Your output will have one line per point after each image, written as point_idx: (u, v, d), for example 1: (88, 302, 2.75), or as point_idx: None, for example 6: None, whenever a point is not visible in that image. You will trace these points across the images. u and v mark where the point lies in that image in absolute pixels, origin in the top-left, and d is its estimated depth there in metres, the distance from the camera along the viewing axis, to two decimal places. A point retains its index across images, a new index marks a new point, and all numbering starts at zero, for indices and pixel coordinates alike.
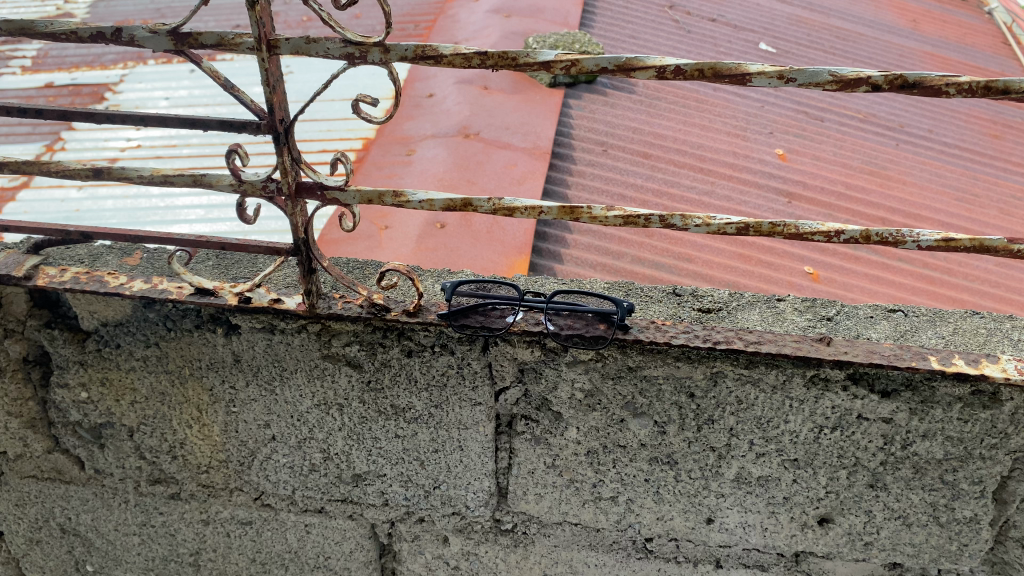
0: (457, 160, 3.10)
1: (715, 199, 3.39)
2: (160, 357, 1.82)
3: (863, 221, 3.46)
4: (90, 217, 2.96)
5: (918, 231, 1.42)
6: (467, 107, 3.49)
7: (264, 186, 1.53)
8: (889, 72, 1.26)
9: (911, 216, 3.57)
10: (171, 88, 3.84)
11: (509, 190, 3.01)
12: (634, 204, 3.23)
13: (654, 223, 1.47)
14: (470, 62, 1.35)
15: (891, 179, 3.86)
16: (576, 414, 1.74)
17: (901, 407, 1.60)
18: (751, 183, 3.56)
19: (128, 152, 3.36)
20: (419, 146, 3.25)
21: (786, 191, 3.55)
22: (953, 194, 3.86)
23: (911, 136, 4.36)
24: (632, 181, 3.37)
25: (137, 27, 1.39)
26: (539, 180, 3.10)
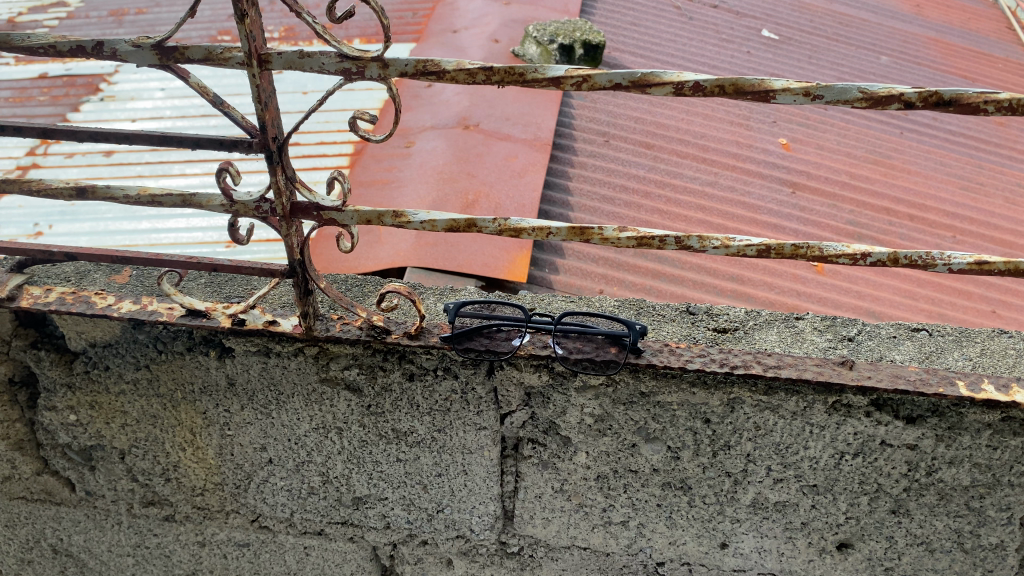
0: (457, 153, 3.00)
1: (718, 189, 3.30)
2: (151, 380, 1.75)
3: (868, 211, 3.35)
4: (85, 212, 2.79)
5: (949, 254, 1.35)
6: (467, 98, 3.39)
7: (257, 206, 1.46)
8: (923, 89, 1.18)
9: (914, 206, 3.46)
10: (167, 79, 3.74)
11: (510, 182, 2.91)
12: (635, 194, 3.16)
13: (670, 244, 1.39)
14: (474, 78, 1.26)
15: (895, 168, 3.76)
16: (585, 438, 1.67)
17: (927, 433, 1.53)
18: (754, 173, 3.46)
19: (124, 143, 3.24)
20: (418, 137, 3.15)
21: (789, 181, 3.45)
22: (958, 183, 3.76)
23: (915, 124, 4.27)
24: (633, 172, 3.30)
25: (120, 41, 1.30)
26: (540, 173, 3.00)
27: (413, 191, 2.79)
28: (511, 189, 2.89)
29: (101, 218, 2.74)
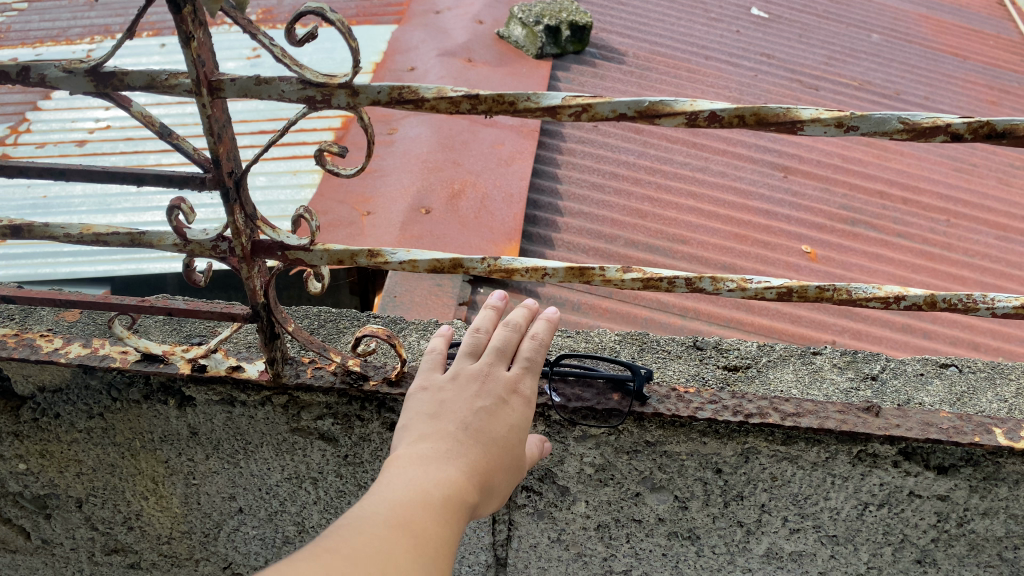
0: (443, 138, 2.85)
1: (709, 174, 3.14)
2: (106, 429, 1.59)
3: (861, 195, 3.19)
4: (58, 204, 2.77)
5: (992, 297, 1.21)
6: (451, 81, 3.21)
7: (214, 246, 1.29)
8: (973, 119, 1.03)
9: (910, 189, 3.29)
10: (141, 64, 3.54)
11: (497, 172, 2.73)
12: (625, 181, 3.01)
13: (680, 287, 1.24)
14: (458, 107, 1.10)
15: (889, 150, 3.56)
16: (585, 488, 1.53)
17: (960, 484, 1.39)
18: (745, 157, 3.28)
19: (97, 134, 3.08)
20: (401, 124, 2.97)
21: (781, 165, 3.28)
22: (953, 164, 3.57)
23: (908, 103, 4.10)
24: (624, 158, 3.13)
25: (48, 66, 1.13)
26: (529, 160, 2.81)
27: (396, 178, 2.64)
28: (498, 178, 2.71)
29: (74, 211, 2.72)
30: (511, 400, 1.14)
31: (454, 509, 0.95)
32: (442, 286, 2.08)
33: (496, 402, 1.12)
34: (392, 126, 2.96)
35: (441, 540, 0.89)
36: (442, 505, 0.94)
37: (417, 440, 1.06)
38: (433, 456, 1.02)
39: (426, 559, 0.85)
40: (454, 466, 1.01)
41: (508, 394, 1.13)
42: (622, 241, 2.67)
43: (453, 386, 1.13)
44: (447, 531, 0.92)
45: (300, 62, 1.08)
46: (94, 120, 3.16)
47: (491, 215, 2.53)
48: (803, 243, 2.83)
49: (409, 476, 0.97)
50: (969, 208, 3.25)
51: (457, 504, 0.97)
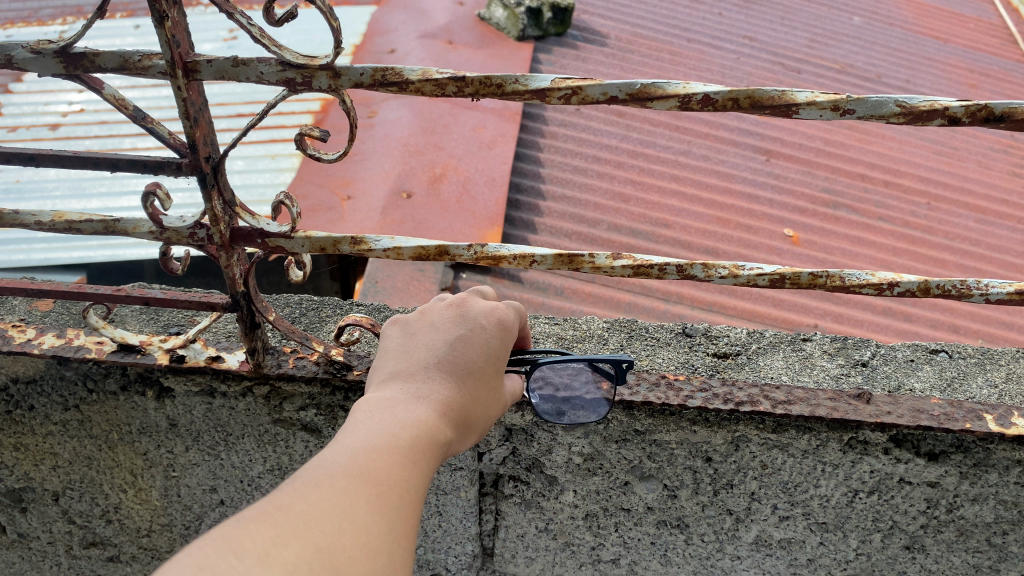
0: (423, 123, 2.80)
1: (691, 158, 3.11)
2: (82, 421, 1.55)
3: (842, 177, 3.18)
4: (32, 188, 2.72)
5: (986, 283, 1.19)
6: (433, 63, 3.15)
7: (191, 234, 1.25)
8: (971, 102, 1.00)
9: (891, 173, 3.28)
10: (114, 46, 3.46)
11: (479, 155, 2.69)
12: (607, 164, 2.98)
13: (671, 273, 1.21)
14: (443, 90, 1.07)
15: (870, 133, 3.55)
16: (573, 478, 1.51)
17: (951, 470, 1.38)
18: (728, 140, 3.26)
19: (70, 117, 3.01)
20: (380, 106, 2.92)
21: (763, 148, 3.26)
22: (934, 148, 3.56)
23: (889, 86, 4.09)
24: (605, 142, 3.10)
25: (15, 46, 1.08)
26: (510, 144, 2.78)
27: (377, 163, 2.59)
28: (480, 162, 2.67)
29: (49, 196, 2.66)
30: (482, 334, 1.08)
31: (425, 452, 0.90)
32: (424, 272, 2.07)
33: (464, 339, 1.06)
34: (371, 109, 2.89)
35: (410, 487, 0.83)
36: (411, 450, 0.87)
37: (382, 388, 1.00)
38: (397, 400, 0.96)
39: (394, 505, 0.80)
40: (423, 407, 0.96)
41: (482, 323, 1.09)
42: (605, 225, 2.65)
43: (425, 325, 1.10)
44: (416, 475, 0.85)
45: (279, 43, 1.04)
46: (67, 103, 3.09)
47: (472, 200, 2.49)
48: (786, 227, 2.81)
49: (373, 421, 0.91)
50: (952, 192, 3.24)
51: (428, 445, 0.91)
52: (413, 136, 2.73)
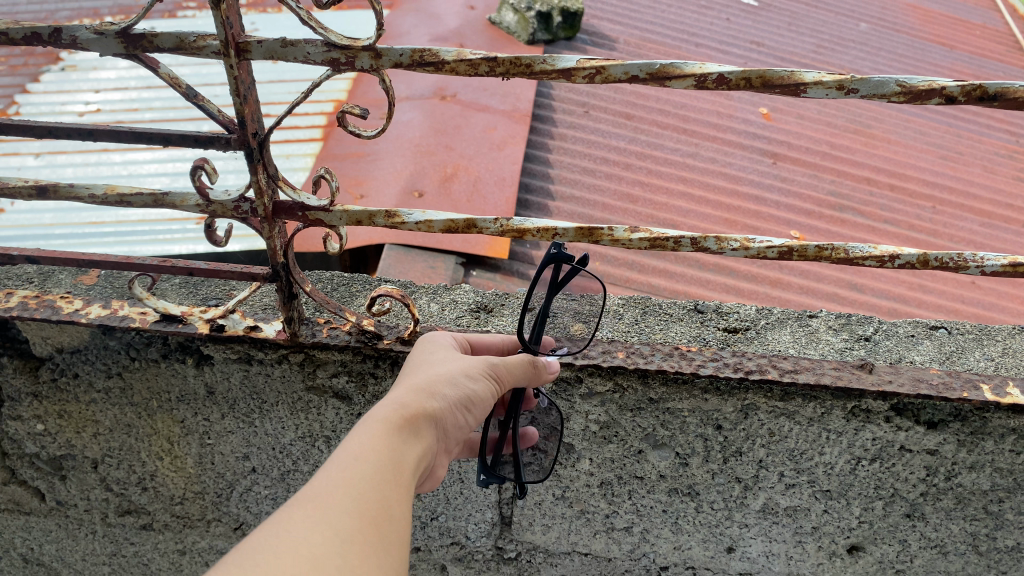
0: (435, 124, 2.84)
1: (700, 161, 3.18)
2: (124, 389, 1.64)
3: (847, 181, 3.25)
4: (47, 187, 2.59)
5: (982, 256, 1.27)
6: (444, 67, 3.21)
7: (236, 207, 1.33)
8: (966, 82, 1.08)
9: (897, 177, 3.34)
10: None
11: (490, 156, 2.73)
12: (616, 165, 3.05)
13: (685, 246, 1.30)
14: (476, 70, 1.16)
15: (876, 138, 3.62)
16: (590, 445, 1.59)
17: (949, 438, 1.46)
18: (735, 144, 3.34)
19: (87, 116, 2.99)
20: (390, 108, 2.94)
21: (770, 152, 3.34)
22: (939, 153, 3.63)
23: None
24: (614, 144, 3.18)
25: (79, 27, 1.16)
26: (521, 145, 2.82)
27: (391, 163, 2.62)
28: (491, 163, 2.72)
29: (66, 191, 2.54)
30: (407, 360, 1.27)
31: (368, 434, 0.98)
32: (435, 268, 2.04)
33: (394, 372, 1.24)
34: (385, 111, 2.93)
35: (348, 486, 0.89)
36: (348, 452, 0.94)
37: None
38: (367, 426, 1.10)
39: (330, 506, 0.85)
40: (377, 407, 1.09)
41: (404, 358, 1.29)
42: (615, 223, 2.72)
43: None
44: (357, 474, 0.91)
45: (326, 25, 1.13)
46: (83, 103, 3.08)
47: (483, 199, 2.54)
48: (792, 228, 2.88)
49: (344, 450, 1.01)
50: (957, 195, 3.30)
51: (371, 424, 1.00)
52: (424, 137, 2.77)
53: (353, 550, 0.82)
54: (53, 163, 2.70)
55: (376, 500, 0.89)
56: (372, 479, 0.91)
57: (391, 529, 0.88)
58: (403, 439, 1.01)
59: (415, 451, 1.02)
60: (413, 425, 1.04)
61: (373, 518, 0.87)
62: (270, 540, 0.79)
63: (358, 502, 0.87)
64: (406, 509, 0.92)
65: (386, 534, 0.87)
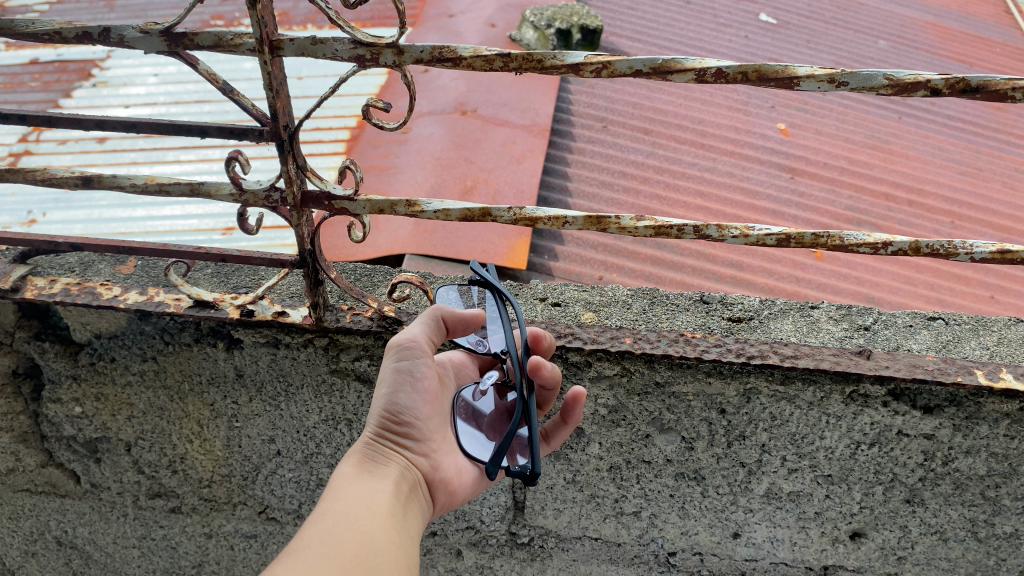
0: (455, 137, 2.87)
1: (718, 175, 3.19)
2: (158, 371, 1.73)
3: (866, 196, 3.24)
4: (79, 198, 2.67)
5: (971, 243, 1.34)
6: (464, 83, 3.26)
7: (267, 196, 1.42)
8: (950, 75, 1.16)
9: (915, 192, 3.36)
10: (160, 64, 3.59)
11: (509, 169, 2.77)
12: (633, 179, 3.07)
13: (688, 234, 1.38)
14: (491, 65, 1.24)
15: (894, 153, 3.65)
16: (599, 429, 1.66)
17: (945, 423, 1.52)
18: (753, 158, 3.36)
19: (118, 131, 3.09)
20: (414, 123, 3.01)
21: (788, 167, 3.35)
22: (957, 168, 3.66)
23: (916, 108, 4.18)
24: (632, 159, 3.20)
25: (126, 27, 1.27)
26: (540, 159, 2.87)
27: (411, 177, 2.66)
28: (510, 176, 2.75)
29: (96, 206, 2.61)
30: None
31: (333, 489, 1.07)
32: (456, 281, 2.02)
33: None
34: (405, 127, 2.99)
35: (325, 535, 0.95)
36: (322, 507, 1.02)
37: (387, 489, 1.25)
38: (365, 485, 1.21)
39: (309, 552, 0.92)
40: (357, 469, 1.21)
41: None
42: None
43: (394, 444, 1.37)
44: (333, 522, 0.98)
45: (352, 24, 1.22)
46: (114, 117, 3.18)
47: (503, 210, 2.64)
48: None
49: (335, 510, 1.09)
50: (974, 210, 3.33)
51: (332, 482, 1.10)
52: (445, 151, 2.79)
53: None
54: None
55: (351, 541, 0.96)
56: (346, 523, 0.99)
57: (372, 563, 0.96)
58: (359, 479, 1.11)
59: (375, 480, 1.11)
60: (363, 462, 1.14)
61: (352, 556, 0.94)
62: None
63: (338, 545, 0.94)
64: (381, 539, 1.00)
65: (367, 565, 0.94)
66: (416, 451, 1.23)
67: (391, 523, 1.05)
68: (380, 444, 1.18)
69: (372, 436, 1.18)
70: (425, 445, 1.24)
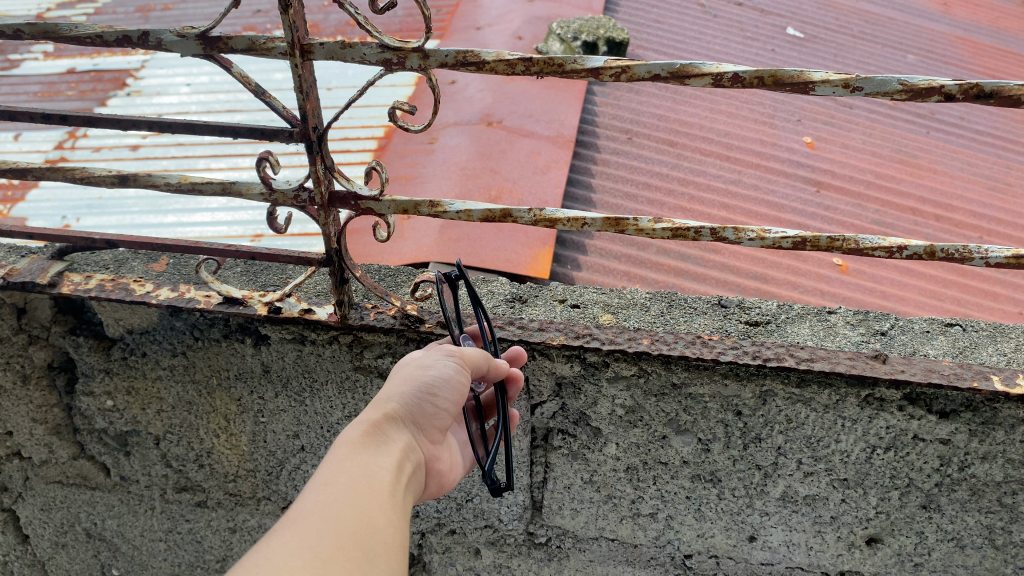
0: (480, 148, 2.91)
1: (742, 187, 3.20)
2: (188, 366, 1.79)
3: (893, 211, 3.24)
4: (112, 205, 2.75)
5: (987, 248, 1.35)
6: (489, 94, 3.31)
7: (296, 195, 1.47)
8: (964, 81, 1.18)
9: (942, 206, 3.34)
10: (192, 74, 3.66)
11: (533, 179, 2.81)
12: (657, 192, 3.06)
13: (705, 236, 1.40)
14: (513, 69, 1.29)
15: (922, 167, 3.64)
16: (616, 430, 1.69)
17: (961, 428, 1.53)
18: (779, 172, 3.37)
19: (149, 139, 3.16)
20: (440, 133, 3.06)
21: (814, 180, 3.35)
22: (986, 184, 3.64)
23: (945, 123, 4.16)
24: (657, 170, 3.20)
25: (164, 31, 1.32)
26: (564, 170, 2.90)
27: (435, 186, 2.70)
28: (533, 185, 2.79)
29: (127, 211, 2.69)
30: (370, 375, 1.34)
31: (337, 456, 1.05)
32: None
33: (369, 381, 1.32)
34: (431, 137, 3.04)
35: (323, 510, 0.93)
36: (321, 479, 0.99)
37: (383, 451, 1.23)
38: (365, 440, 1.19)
39: (306, 529, 0.89)
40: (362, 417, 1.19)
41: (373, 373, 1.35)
42: None
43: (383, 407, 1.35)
44: (331, 497, 0.95)
45: (380, 28, 1.27)
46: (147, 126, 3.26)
47: None
48: None
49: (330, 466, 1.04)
50: (1003, 225, 3.31)
51: (338, 446, 1.08)
52: (470, 160, 2.84)
53: (335, 567, 0.86)
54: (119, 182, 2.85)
55: (350, 517, 0.94)
56: (346, 498, 0.96)
57: (370, 542, 0.93)
58: (369, 450, 1.09)
59: (385, 456, 1.10)
60: (379, 432, 1.13)
61: (351, 535, 0.91)
62: (251, 565, 0.83)
63: (336, 523, 0.92)
64: (380, 516, 0.97)
65: (365, 548, 0.91)
66: (424, 437, 1.23)
67: (391, 501, 1.02)
68: (398, 419, 1.18)
69: (395, 409, 1.19)
70: (433, 433, 1.26)
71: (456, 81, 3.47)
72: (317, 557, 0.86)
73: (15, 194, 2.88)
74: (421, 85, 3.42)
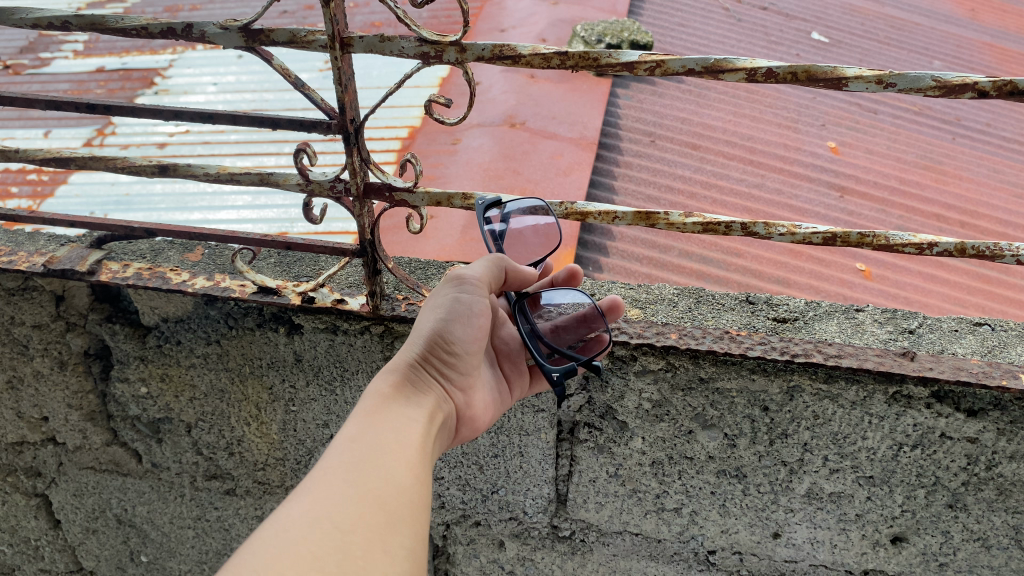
0: (504, 149, 2.94)
1: (767, 191, 3.20)
2: (221, 355, 1.82)
3: (918, 216, 3.23)
4: (138, 201, 2.80)
5: (1016, 245, 1.36)
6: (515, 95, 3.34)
7: (332, 186, 1.50)
8: (997, 78, 1.19)
9: (968, 213, 3.33)
10: (219, 73, 3.71)
11: (556, 180, 2.82)
12: (681, 194, 3.07)
13: (736, 231, 1.41)
14: (549, 63, 1.31)
15: (947, 174, 3.62)
16: (643, 424, 1.70)
17: (989, 426, 1.53)
18: (803, 176, 3.36)
19: (177, 136, 3.20)
20: (465, 134, 3.08)
21: (838, 185, 3.34)
22: (1013, 191, 3.62)
23: (974, 129, 4.13)
24: (680, 173, 3.20)
25: (208, 24, 1.36)
26: (587, 171, 2.92)
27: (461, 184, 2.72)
28: (557, 187, 2.81)
29: (155, 208, 2.74)
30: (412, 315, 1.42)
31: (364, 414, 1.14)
32: None
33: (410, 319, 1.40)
34: (455, 137, 3.07)
35: (345, 473, 1.00)
36: (343, 444, 1.06)
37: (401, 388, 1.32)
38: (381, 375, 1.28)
39: (325, 495, 0.95)
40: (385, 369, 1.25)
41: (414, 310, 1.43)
42: None
43: None
44: (354, 458, 1.03)
45: (418, 23, 1.30)
46: (174, 124, 3.30)
47: None
48: None
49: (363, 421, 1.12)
50: None
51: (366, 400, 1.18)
52: (494, 161, 2.87)
53: (356, 530, 0.92)
54: (146, 179, 2.89)
55: (367, 479, 1.00)
56: (365, 459, 1.04)
57: (389, 503, 0.98)
58: (387, 403, 1.17)
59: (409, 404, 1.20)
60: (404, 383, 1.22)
61: (371, 496, 0.98)
62: (272, 534, 0.89)
63: (356, 485, 0.98)
64: (401, 473, 1.04)
65: (387, 505, 0.98)
66: (451, 387, 1.32)
67: (415, 459, 1.09)
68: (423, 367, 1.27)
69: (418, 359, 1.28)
70: (463, 381, 1.34)
71: (481, 83, 3.50)
72: (339, 525, 0.92)
73: (46, 188, 2.94)
74: (447, 87, 3.46)
